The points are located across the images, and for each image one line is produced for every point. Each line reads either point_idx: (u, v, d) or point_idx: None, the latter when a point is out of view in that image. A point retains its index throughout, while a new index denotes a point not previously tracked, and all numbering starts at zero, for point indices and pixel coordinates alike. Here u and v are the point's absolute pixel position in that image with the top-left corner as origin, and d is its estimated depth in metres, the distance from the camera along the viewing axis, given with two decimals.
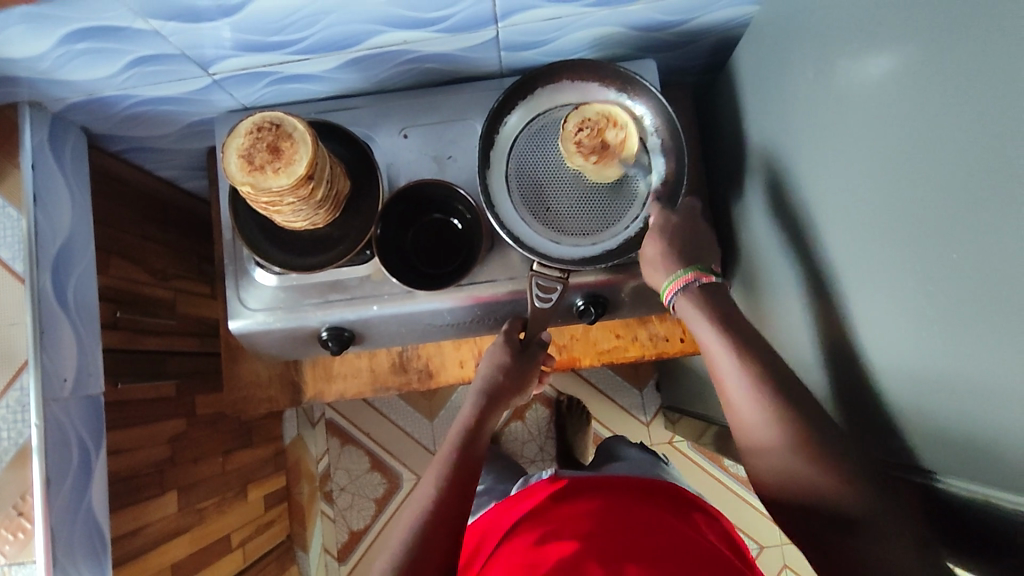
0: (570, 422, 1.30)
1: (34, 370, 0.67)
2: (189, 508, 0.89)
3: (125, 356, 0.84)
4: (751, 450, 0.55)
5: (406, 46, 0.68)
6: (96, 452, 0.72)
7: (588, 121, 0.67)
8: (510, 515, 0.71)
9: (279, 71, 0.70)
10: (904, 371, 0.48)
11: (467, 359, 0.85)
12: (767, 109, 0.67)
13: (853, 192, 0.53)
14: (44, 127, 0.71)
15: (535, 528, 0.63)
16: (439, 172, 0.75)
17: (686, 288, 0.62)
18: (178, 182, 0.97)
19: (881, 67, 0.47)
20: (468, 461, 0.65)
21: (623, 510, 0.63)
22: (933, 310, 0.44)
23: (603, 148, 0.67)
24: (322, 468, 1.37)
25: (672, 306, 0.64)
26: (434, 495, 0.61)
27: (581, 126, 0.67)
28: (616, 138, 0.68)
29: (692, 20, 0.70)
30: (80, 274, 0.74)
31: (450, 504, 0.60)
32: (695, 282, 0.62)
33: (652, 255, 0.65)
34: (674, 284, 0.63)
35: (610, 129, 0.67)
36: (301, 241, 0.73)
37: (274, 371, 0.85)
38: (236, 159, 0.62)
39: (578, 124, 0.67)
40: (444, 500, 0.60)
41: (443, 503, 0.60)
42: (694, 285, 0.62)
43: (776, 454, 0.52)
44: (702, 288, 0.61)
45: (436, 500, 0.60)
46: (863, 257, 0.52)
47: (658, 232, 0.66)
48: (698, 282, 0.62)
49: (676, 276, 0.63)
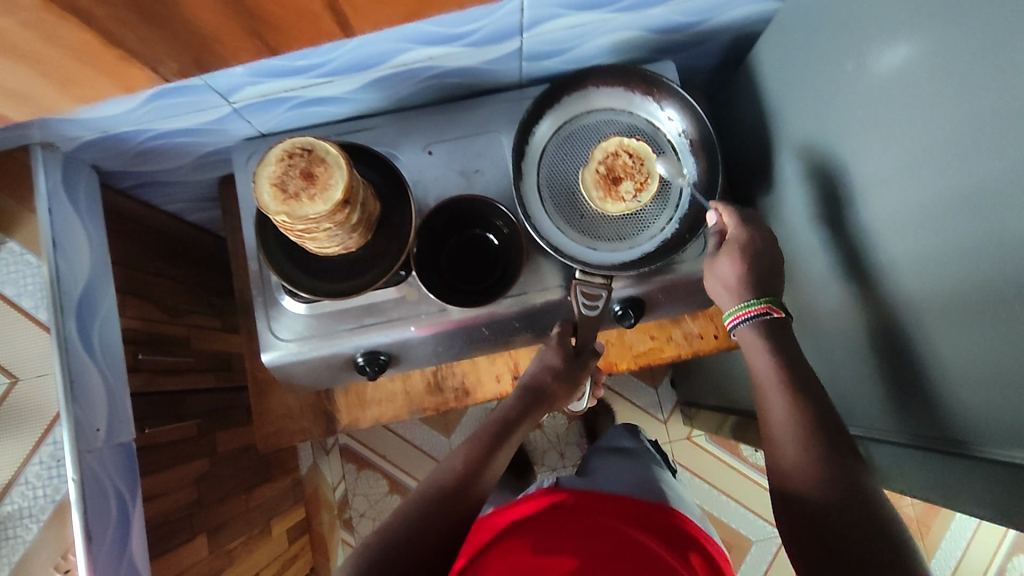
0: (602, 419, 1.29)
1: (67, 423, 0.64)
2: (219, 550, 0.86)
3: (148, 399, 0.81)
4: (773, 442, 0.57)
5: (429, 62, 0.67)
6: (134, 502, 0.70)
7: (626, 153, 0.70)
8: (507, 519, 0.71)
9: (300, 95, 0.68)
10: (963, 353, 0.49)
11: (503, 373, 0.84)
12: (792, 101, 0.68)
13: (896, 181, 0.53)
14: (57, 169, 0.68)
15: (529, 535, 0.64)
16: (468, 186, 0.74)
17: (756, 320, 0.61)
18: (184, 215, 0.95)
19: (924, 55, 0.48)
20: (484, 461, 0.65)
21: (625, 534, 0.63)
22: (1001, 288, 0.45)
23: (611, 181, 0.70)
24: (339, 495, 1.35)
25: (734, 331, 0.64)
26: (438, 485, 0.61)
27: (619, 150, 0.70)
28: (628, 190, 0.70)
29: (710, 19, 0.70)
30: (102, 319, 0.71)
31: (456, 496, 0.60)
32: (765, 314, 0.61)
33: (728, 276, 0.64)
34: (745, 312, 0.62)
35: (632, 179, 0.70)
36: (333, 266, 0.71)
37: (306, 402, 0.83)
38: (269, 188, 0.60)
39: (619, 147, 0.70)
40: (452, 491, 0.61)
41: (449, 494, 0.60)
42: (764, 317, 0.61)
43: (789, 438, 0.56)
44: (769, 322, 0.61)
45: (439, 488, 0.61)
46: (910, 242, 0.53)
47: (732, 254, 0.63)
48: (769, 315, 0.61)
49: (749, 305, 0.62)
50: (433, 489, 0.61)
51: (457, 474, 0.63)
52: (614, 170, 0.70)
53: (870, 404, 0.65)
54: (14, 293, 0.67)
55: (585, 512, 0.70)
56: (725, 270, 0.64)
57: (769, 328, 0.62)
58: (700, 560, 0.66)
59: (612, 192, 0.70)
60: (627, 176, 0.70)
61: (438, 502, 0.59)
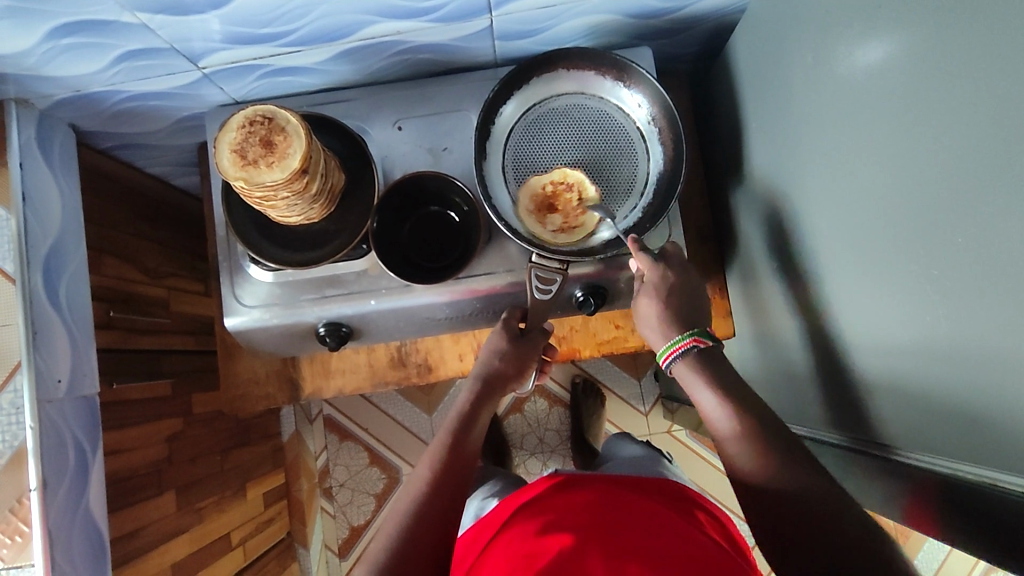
0: (585, 403, 1.30)
1: (27, 372, 0.66)
2: (187, 508, 0.88)
3: (121, 356, 0.83)
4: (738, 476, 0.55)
5: (399, 36, 0.67)
6: (93, 454, 0.72)
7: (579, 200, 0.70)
8: (501, 511, 0.68)
9: (270, 64, 0.69)
10: (897, 352, 0.49)
11: (466, 352, 0.85)
12: (762, 95, 0.67)
13: (850, 178, 0.53)
14: (31, 125, 0.70)
15: (522, 526, 0.61)
16: (435, 164, 0.74)
17: (687, 355, 0.61)
18: (169, 179, 0.96)
19: (881, 50, 0.47)
20: (457, 464, 0.64)
21: (612, 504, 0.61)
22: (933, 291, 0.44)
23: (551, 197, 0.70)
24: (321, 464, 1.37)
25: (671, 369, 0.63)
26: (414, 507, 0.59)
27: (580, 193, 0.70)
28: (551, 220, 0.70)
29: (686, 7, 0.69)
30: (70, 276, 0.74)
31: (429, 510, 0.59)
32: (692, 348, 0.61)
33: (647, 314, 0.65)
34: (674, 347, 0.62)
35: (561, 220, 0.70)
36: (296, 236, 0.72)
37: (272, 368, 0.84)
38: (229, 153, 0.60)
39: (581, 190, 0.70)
40: (427, 507, 0.59)
41: (423, 509, 0.59)
42: (694, 351, 0.61)
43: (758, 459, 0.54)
44: (702, 354, 0.61)
45: (415, 507, 0.59)
46: (857, 241, 0.52)
47: (652, 292, 0.65)
48: (696, 348, 0.61)
49: (678, 340, 0.62)
50: (411, 506, 0.59)
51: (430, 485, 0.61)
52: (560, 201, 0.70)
53: (818, 405, 0.64)
54: None
55: (578, 485, 0.66)
56: (647, 307, 0.65)
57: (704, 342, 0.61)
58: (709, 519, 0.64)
59: (540, 206, 0.70)
60: (561, 211, 0.70)
61: (414, 521, 0.58)
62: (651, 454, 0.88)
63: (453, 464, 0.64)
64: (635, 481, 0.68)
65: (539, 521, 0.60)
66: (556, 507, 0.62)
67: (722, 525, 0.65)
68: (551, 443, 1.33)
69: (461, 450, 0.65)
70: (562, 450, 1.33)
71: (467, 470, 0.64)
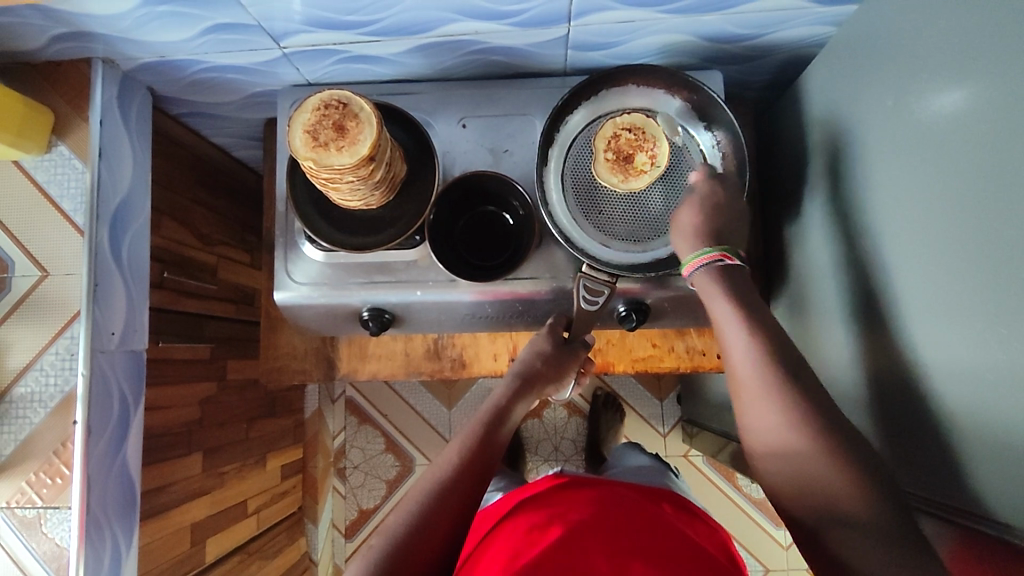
0: (604, 417, 1.31)
1: (85, 321, 0.69)
2: (212, 471, 0.90)
3: (170, 316, 0.86)
4: (751, 426, 0.56)
5: (476, 36, 0.68)
6: (135, 407, 0.75)
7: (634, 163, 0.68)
8: (511, 501, 0.67)
9: (349, 50, 0.70)
10: (961, 403, 0.48)
11: (501, 352, 0.86)
12: (835, 131, 0.67)
13: (924, 224, 0.52)
14: (114, 85, 0.73)
15: (535, 512, 0.61)
16: (495, 165, 0.75)
17: (710, 266, 0.62)
18: (230, 149, 0.99)
19: (968, 101, 0.46)
20: (481, 455, 0.62)
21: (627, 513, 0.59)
22: (1003, 352, 0.44)
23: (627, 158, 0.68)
24: (338, 444, 1.38)
25: (691, 280, 0.64)
26: (428, 491, 0.58)
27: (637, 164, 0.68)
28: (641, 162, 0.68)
29: (765, 35, 0.69)
30: (134, 234, 0.77)
31: (451, 502, 0.57)
32: (718, 262, 0.62)
33: (684, 224, 0.65)
34: (700, 259, 0.63)
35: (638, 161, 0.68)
36: (354, 220, 0.73)
37: (311, 345, 0.86)
38: (301, 134, 0.61)
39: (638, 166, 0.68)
40: (449, 493, 0.58)
41: (443, 495, 0.57)
42: (718, 264, 0.62)
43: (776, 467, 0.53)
44: (724, 269, 0.62)
45: (438, 487, 0.58)
46: (927, 291, 0.52)
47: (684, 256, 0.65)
48: (721, 262, 0.62)
49: (704, 252, 0.63)
50: (431, 486, 0.58)
51: (451, 475, 0.59)
52: (625, 147, 0.68)
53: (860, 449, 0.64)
54: (58, 195, 0.71)
55: (595, 482, 0.67)
56: (684, 221, 0.65)
57: (744, 308, 0.59)
58: (721, 541, 0.62)
59: (631, 168, 0.68)
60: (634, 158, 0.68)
61: (433, 503, 0.56)
62: (660, 466, 0.88)
63: (477, 453, 0.62)
64: (651, 491, 0.67)
65: (558, 510, 0.60)
66: (575, 498, 0.62)
67: (727, 542, 0.64)
68: (567, 452, 1.34)
69: (492, 439, 0.65)
70: (576, 460, 1.33)
71: (492, 460, 0.63)
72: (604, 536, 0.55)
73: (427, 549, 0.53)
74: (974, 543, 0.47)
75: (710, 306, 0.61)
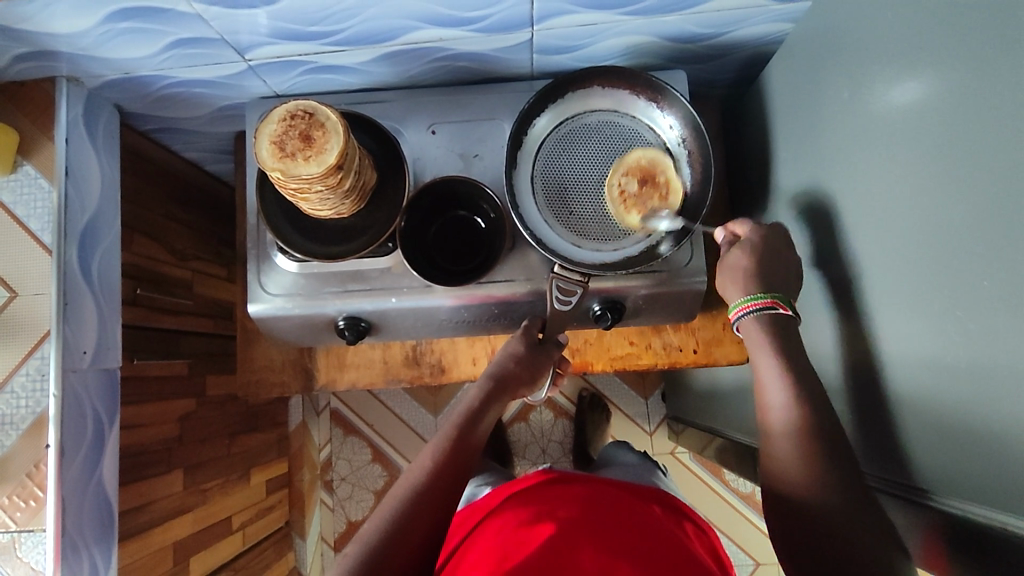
0: (590, 418, 1.31)
1: (56, 342, 0.68)
2: (194, 487, 0.89)
3: (144, 333, 0.85)
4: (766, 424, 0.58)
5: (441, 43, 0.69)
6: (111, 426, 0.74)
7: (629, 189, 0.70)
8: (491, 502, 0.67)
9: (315, 61, 0.71)
10: (922, 387, 0.49)
11: (480, 356, 0.86)
12: (797, 124, 0.68)
13: (882, 213, 0.53)
14: (79, 103, 0.72)
15: (514, 511, 0.61)
16: (465, 170, 0.76)
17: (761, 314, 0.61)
18: (202, 163, 0.98)
19: (919, 92, 0.48)
20: (458, 458, 0.62)
21: (604, 508, 0.59)
22: (958, 335, 0.45)
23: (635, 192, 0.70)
24: (324, 456, 1.37)
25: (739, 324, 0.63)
26: (405, 497, 0.57)
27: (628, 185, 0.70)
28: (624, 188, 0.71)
29: (726, 34, 0.70)
30: (104, 251, 0.76)
31: (426, 506, 0.57)
32: (769, 309, 0.61)
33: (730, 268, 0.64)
34: (752, 303, 0.61)
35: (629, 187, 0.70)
36: (325, 229, 0.73)
37: (289, 356, 0.86)
38: (268, 144, 0.61)
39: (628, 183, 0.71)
40: (423, 496, 0.58)
41: (418, 500, 0.57)
42: (768, 312, 0.61)
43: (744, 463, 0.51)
44: (773, 318, 0.61)
45: (413, 493, 0.58)
46: (888, 279, 0.53)
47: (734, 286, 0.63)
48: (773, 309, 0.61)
49: (754, 297, 0.61)
50: (406, 491, 0.58)
51: (426, 478, 0.59)
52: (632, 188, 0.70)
53: None
54: (25, 215, 0.70)
55: (575, 478, 0.67)
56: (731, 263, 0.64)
57: (776, 326, 0.60)
58: (697, 533, 0.63)
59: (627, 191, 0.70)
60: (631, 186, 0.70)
61: (408, 508, 0.56)
62: (647, 465, 0.88)
63: (453, 456, 0.62)
64: (628, 486, 0.67)
65: (535, 507, 0.60)
66: (553, 494, 0.62)
67: (706, 535, 0.64)
68: (554, 455, 1.34)
69: (468, 440, 0.65)
70: (564, 462, 1.34)
71: (468, 462, 0.63)
72: (580, 531, 0.55)
73: (401, 555, 0.53)
74: (938, 523, 0.48)
75: (757, 358, 0.60)
